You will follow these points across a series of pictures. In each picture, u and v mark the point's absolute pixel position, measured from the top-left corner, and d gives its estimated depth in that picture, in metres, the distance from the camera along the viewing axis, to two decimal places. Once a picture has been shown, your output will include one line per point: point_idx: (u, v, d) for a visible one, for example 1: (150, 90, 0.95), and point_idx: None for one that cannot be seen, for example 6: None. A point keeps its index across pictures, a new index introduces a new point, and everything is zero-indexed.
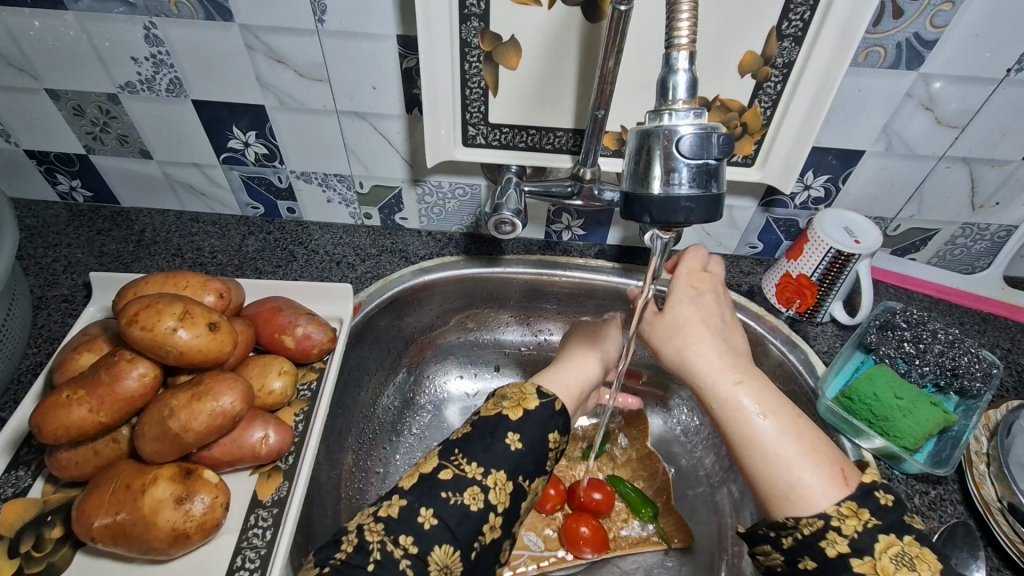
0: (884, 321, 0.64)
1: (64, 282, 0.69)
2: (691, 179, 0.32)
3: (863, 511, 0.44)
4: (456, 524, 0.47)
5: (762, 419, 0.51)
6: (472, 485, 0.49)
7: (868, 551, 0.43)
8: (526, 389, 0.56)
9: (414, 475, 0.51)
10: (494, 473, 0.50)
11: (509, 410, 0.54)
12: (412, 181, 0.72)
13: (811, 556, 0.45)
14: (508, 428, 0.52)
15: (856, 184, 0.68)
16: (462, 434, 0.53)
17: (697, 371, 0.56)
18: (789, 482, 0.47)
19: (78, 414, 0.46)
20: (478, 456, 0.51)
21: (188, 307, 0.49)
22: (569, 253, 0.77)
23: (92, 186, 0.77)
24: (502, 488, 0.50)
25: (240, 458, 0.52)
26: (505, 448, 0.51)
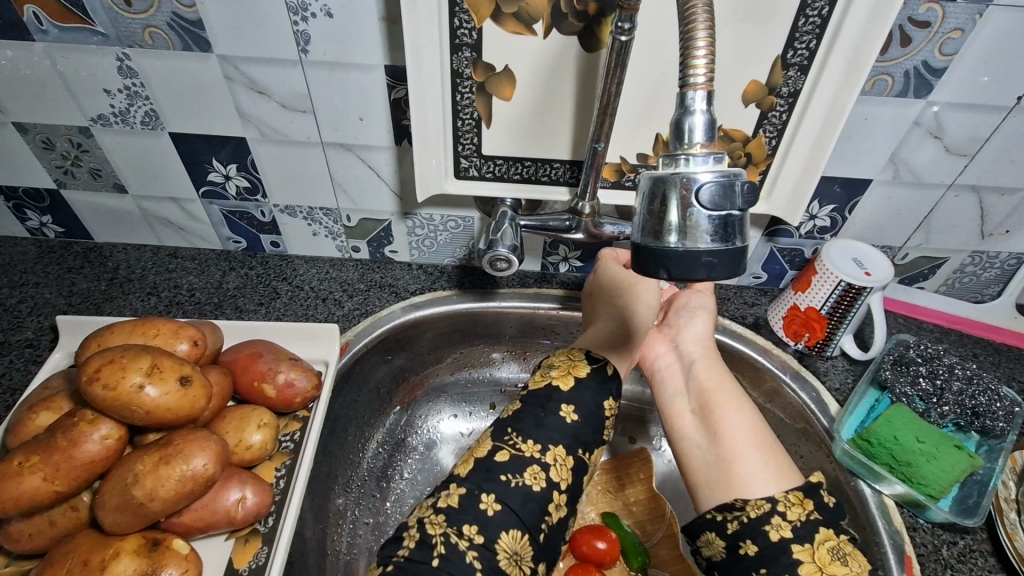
0: (898, 356, 0.61)
1: (29, 325, 0.65)
2: (711, 233, 0.29)
3: (809, 502, 0.46)
4: (523, 507, 0.46)
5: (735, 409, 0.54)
6: (532, 464, 0.48)
7: (808, 540, 0.44)
8: (574, 356, 0.56)
9: (470, 461, 0.49)
10: (552, 448, 0.49)
11: (559, 379, 0.53)
12: (401, 214, 0.69)
13: (754, 540, 0.45)
14: (560, 400, 0.52)
15: (863, 213, 0.65)
16: (513, 409, 0.52)
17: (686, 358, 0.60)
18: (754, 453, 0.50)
19: (30, 484, 0.42)
20: (535, 434, 0.49)
21: (157, 361, 0.45)
22: (566, 286, 0.74)
23: (63, 221, 0.73)
24: (561, 466, 0.49)
25: (214, 524, 0.47)
26: (560, 419, 0.51)
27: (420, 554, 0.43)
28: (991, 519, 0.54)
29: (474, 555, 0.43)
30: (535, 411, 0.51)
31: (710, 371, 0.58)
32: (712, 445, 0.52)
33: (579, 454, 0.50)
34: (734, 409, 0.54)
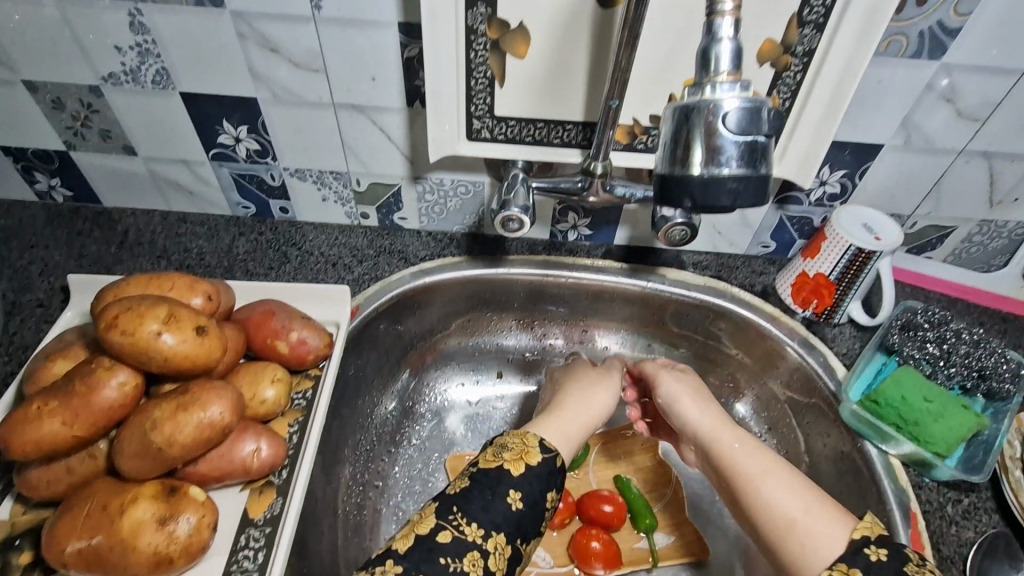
0: (905, 322, 0.61)
1: (40, 286, 0.65)
2: (737, 159, 0.34)
3: (855, 570, 0.42)
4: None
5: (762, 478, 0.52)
6: (472, 550, 0.44)
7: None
8: (527, 440, 0.52)
9: (409, 536, 0.45)
10: (495, 535, 0.46)
11: (509, 463, 0.50)
12: (412, 178, 0.69)
13: None
14: (509, 485, 0.48)
15: (874, 179, 0.65)
16: (460, 487, 0.48)
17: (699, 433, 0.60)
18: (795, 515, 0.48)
19: (49, 428, 0.42)
20: (479, 516, 0.46)
21: (174, 310, 0.45)
22: (575, 254, 0.74)
23: (72, 184, 0.73)
24: (501, 554, 0.45)
25: (230, 474, 0.48)
26: (505, 507, 0.47)
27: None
28: (996, 478, 0.55)
29: None
30: (482, 491, 0.47)
31: (715, 445, 0.57)
32: (758, 519, 0.50)
33: (517, 546, 0.47)
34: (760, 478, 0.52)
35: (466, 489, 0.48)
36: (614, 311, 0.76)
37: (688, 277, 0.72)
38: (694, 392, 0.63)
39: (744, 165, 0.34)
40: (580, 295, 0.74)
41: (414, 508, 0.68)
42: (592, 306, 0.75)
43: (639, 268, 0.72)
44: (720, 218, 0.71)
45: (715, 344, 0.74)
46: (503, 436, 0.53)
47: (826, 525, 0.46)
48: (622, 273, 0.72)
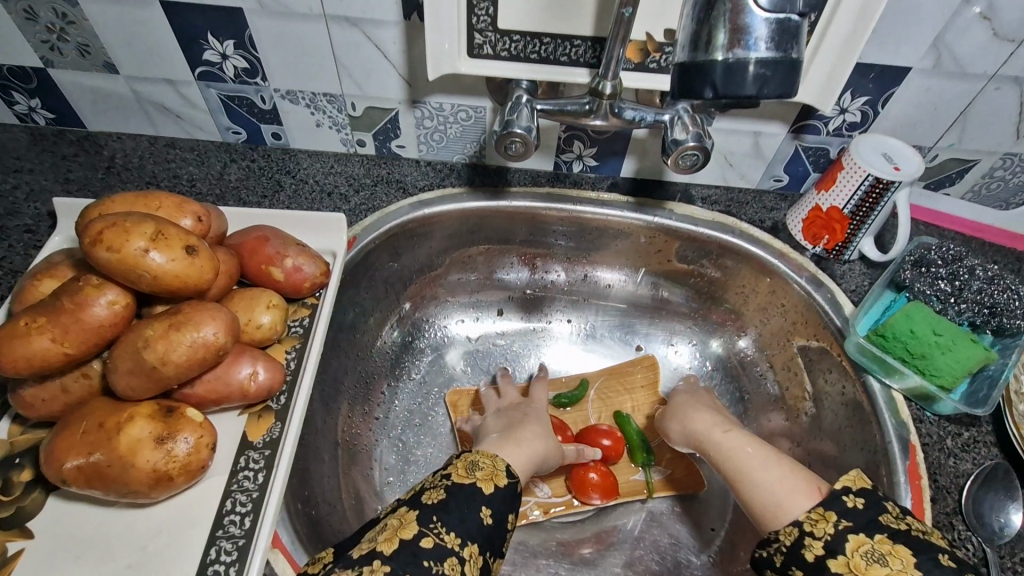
0: (918, 257, 0.60)
1: (26, 211, 0.63)
2: (769, 42, 0.38)
3: (832, 514, 0.45)
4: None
5: (755, 456, 0.54)
6: (449, 557, 0.43)
7: (842, 551, 0.42)
8: (498, 463, 0.51)
9: (393, 539, 0.43)
10: (470, 544, 0.44)
11: (481, 482, 0.48)
12: (409, 101, 0.65)
13: (797, 565, 0.44)
14: (481, 502, 0.47)
15: (897, 107, 0.62)
16: (436, 497, 0.46)
17: (699, 435, 0.61)
18: (771, 504, 0.49)
19: (39, 345, 0.41)
20: (456, 525, 0.44)
21: (161, 228, 0.43)
22: (580, 186, 0.71)
23: (54, 106, 0.70)
24: (474, 562, 0.44)
25: (227, 397, 0.47)
26: (477, 520, 0.46)
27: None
28: (999, 413, 0.54)
29: None
30: (459, 503, 0.46)
31: (710, 446, 0.59)
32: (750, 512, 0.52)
33: (487, 558, 0.45)
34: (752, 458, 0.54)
35: (442, 502, 0.46)
36: (618, 246, 0.74)
37: (696, 212, 0.70)
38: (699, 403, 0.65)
39: (774, 48, 0.38)
40: (584, 229, 0.72)
41: (414, 439, 0.69)
42: (596, 241, 0.73)
43: (645, 202, 0.70)
44: (732, 149, 0.67)
45: (721, 281, 0.73)
46: (472, 455, 0.51)
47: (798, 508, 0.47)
48: (628, 207, 0.70)
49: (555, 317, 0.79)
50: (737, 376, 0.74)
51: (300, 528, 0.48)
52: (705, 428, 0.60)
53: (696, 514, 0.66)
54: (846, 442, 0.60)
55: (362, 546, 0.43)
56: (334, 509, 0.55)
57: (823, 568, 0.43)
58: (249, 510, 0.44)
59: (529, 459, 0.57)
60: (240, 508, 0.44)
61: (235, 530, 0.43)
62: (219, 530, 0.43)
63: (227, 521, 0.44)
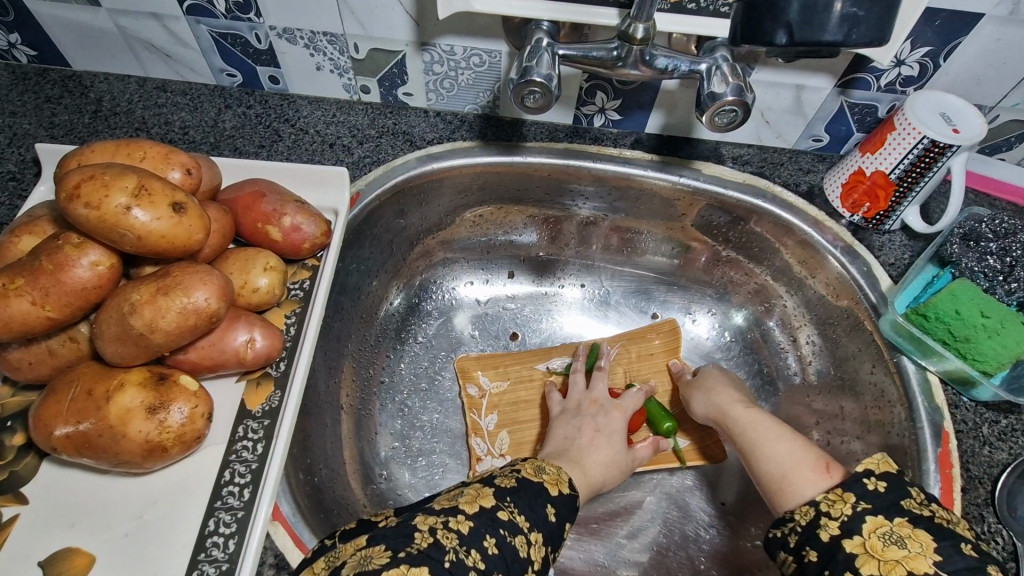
0: (968, 230, 0.54)
1: (10, 157, 0.59)
2: None
3: (850, 494, 0.42)
4: (515, 562, 0.39)
5: (769, 432, 0.52)
6: (519, 534, 0.40)
7: (858, 532, 0.40)
8: (561, 472, 0.49)
9: (474, 502, 0.41)
10: (536, 531, 0.42)
11: (547, 484, 0.46)
12: (418, 44, 0.60)
13: (812, 545, 0.41)
14: (547, 500, 0.45)
15: (961, 60, 0.55)
16: (510, 482, 0.44)
17: (721, 405, 0.59)
18: (775, 475, 0.48)
19: (18, 307, 0.38)
20: (528, 510, 0.42)
21: (144, 182, 0.40)
22: (601, 142, 0.65)
23: (35, 42, 0.65)
24: (538, 548, 0.41)
25: (223, 364, 0.45)
26: (544, 516, 0.43)
27: (432, 551, 0.36)
28: None
29: None
30: (529, 493, 0.44)
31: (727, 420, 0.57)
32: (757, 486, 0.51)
33: (549, 553, 0.42)
34: (765, 433, 0.52)
35: (515, 487, 0.44)
36: (640, 209, 0.69)
37: (725, 172, 0.64)
38: (716, 383, 0.62)
39: None
40: (603, 190, 0.67)
41: (420, 405, 0.67)
42: (616, 203, 0.68)
43: (671, 161, 0.64)
44: (771, 104, 0.61)
45: (747, 250, 0.69)
46: (537, 459, 0.50)
47: (801, 479, 0.46)
48: (652, 165, 0.64)
49: (567, 281, 0.76)
50: (757, 348, 0.71)
51: (302, 498, 0.47)
52: (727, 402, 0.58)
53: (708, 488, 0.65)
54: (871, 423, 0.57)
55: (444, 500, 0.42)
56: (336, 477, 0.54)
57: (836, 548, 0.40)
58: (248, 481, 0.43)
59: (591, 484, 0.54)
60: (239, 479, 0.43)
61: (233, 502, 0.42)
62: (217, 501, 0.42)
63: (225, 492, 0.42)
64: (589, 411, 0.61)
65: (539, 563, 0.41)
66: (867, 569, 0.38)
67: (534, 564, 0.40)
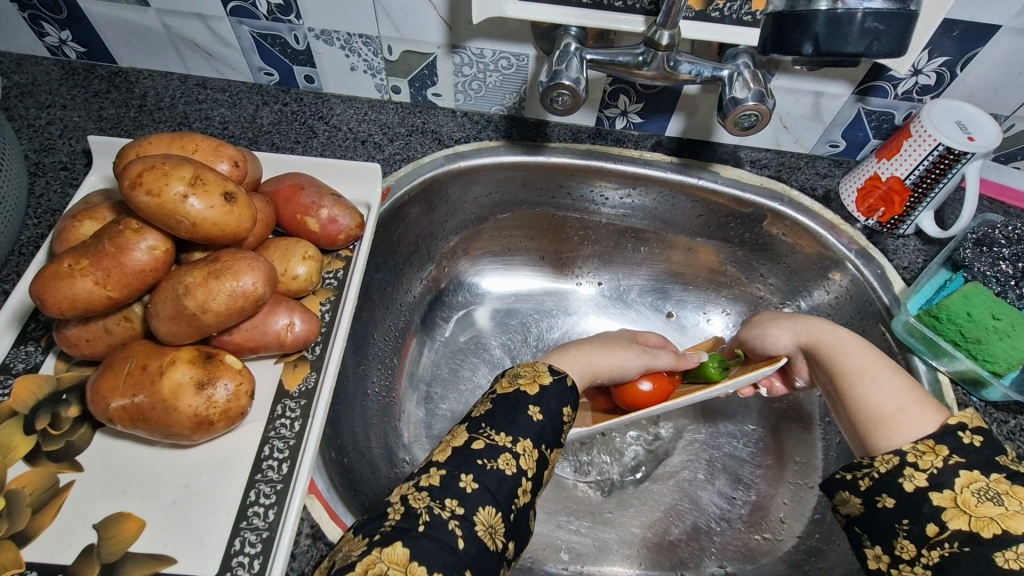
0: (982, 235, 0.56)
1: (61, 148, 0.62)
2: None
3: (943, 448, 0.41)
4: (498, 487, 0.41)
5: (881, 361, 0.50)
6: (504, 454, 0.43)
7: (949, 486, 0.40)
8: (538, 366, 0.50)
9: (447, 449, 0.43)
10: (522, 440, 0.44)
11: (526, 386, 0.47)
12: (448, 46, 0.62)
13: (890, 493, 0.42)
14: (528, 402, 0.46)
15: (978, 70, 0.57)
16: (483, 408, 0.46)
17: (815, 325, 0.56)
18: (887, 409, 0.46)
19: (83, 286, 0.41)
20: (507, 427, 0.44)
21: (199, 172, 0.42)
22: (623, 144, 0.67)
23: (85, 39, 0.68)
24: (529, 457, 0.43)
25: (264, 346, 0.47)
26: (527, 420, 0.45)
27: (405, 521, 0.38)
28: None
29: (456, 524, 0.38)
30: (504, 409, 0.46)
31: (819, 351, 0.55)
32: (850, 423, 0.49)
33: (542, 451, 0.45)
34: (876, 363, 0.50)
35: (489, 411, 0.46)
36: (658, 210, 0.71)
37: (743, 175, 0.66)
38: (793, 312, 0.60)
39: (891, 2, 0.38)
40: (624, 190, 0.69)
41: (441, 394, 0.70)
42: (635, 203, 0.71)
43: (691, 163, 0.66)
44: (790, 109, 0.63)
45: (764, 252, 0.70)
46: (513, 369, 0.51)
47: (919, 418, 0.45)
48: (672, 168, 0.66)
49: (585, 279, 0.79)
50: None
51: (334, 477, 0.49)
52: (825, 325, 0.56)
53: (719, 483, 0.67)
54: None
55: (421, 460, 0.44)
56: (364, 459, 0.56)
57: (922, 501, 0.40)
58: (286, 456, 0.45)
59: (583, 363, 0.55)
60: (278, 454, 0.45)
61: (273, 475, 0.44)
62: (257, 474, 0.44)
63: (265, 466, 0.45)
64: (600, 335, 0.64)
65: (533, 468, 0.43)
66: (956, 522, 0.39)
67: (527, 472, 0.43)
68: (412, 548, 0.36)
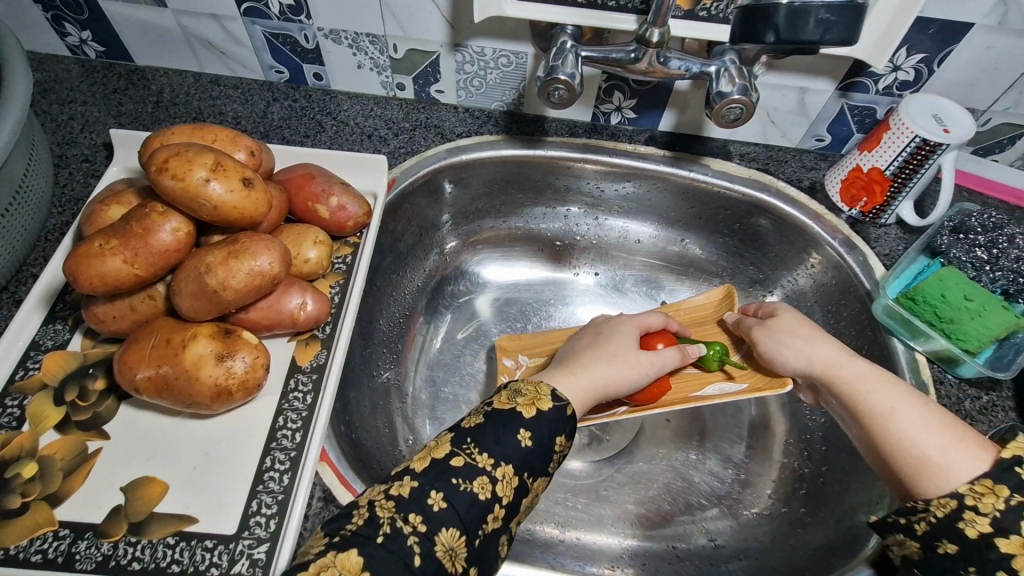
0: (958, 223, 0.59)
1: (83, 142, 0.66)
2: None
3: (1002, 489, 0.42)
4: (467, 510, 0.41)
5: (905, 395, 0.49)
6: (481, 476, 0.42)
7: (1014, 530, 0.41)
8: (541, 388, 0.49)
9: (426, 458, 0.43)
10: (504, 465, 0.44)
11: (522, 407, 0.47)
12: (451, 45, 0.65)
13: (951, 539, 0.42)
14: (520, 423, 0.46)
15: (954, 66, 0.60)
16: (474, 422, 0.46)
17: (829, 357, 0.54)
18: (929, 449, 0.46)
19: (112, 265, 0.44)
20: (491, 447, 0.44)
21: (220, 159, 0.45)
22: (618, 138, 0.71)
23: (104, 38, 0.71)
24: (507, 483, 0.43)
25: (278, 324, 0.50)
26: (514, 442, 0.45)
27: (366, 529, 0.39)
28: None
29: (415, 541, 0.39)
30: (495, 426, 0.45)
31: (837, 383, 0.53)
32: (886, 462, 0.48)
33: (524, 478, 0.44)
34: (901, 397, 0.49)
35: (479, 426, 0.45)
36: (651, 201, 0.74)
37: (733, 168, 0.69)
38: (813, 330, 0.57)
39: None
40: (619, 183, 0.72)
41: (444, 378, 0.72)
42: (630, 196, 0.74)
43: (683, 156, 0.69)
44: (776, 104, 0.66)
45: (753, 243, 0.73)
46: (515, 382, 0.50)
47: (963, 456, 0.44)
48: (665, 161, 0.69)
49: (582, 268, 0.81)
50: None
51: (343, 447, 0.52)
52: (839, 356, 0.54)
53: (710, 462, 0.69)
54: None
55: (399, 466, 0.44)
56: (371, 435, 0.59)
57: (986, 545, 0.41)
58: (299, 426, 0.48)
59: (585, 387, 0.53)
60: (291, 424, 0.48)
61: (287, 443, 0.47)
62: (273, 442, 0.47)
63: (280, 435, 0.48)
64: (597, 333, 0.61)
65: (508, 496, 0.43)
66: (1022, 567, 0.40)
67: (501, 501, 0.42)
68: (367, 557, 0.37)
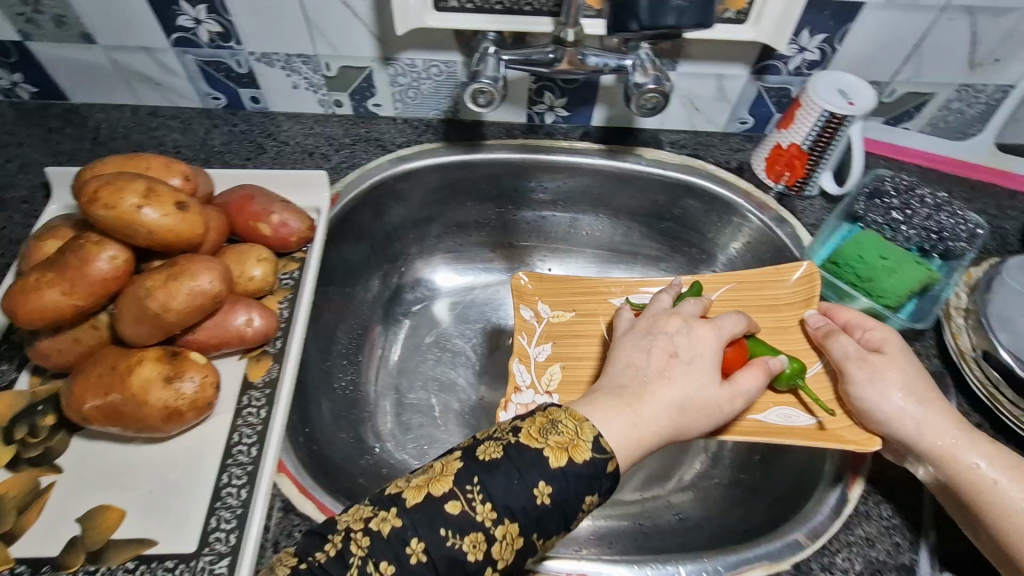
0: (873, 190, 0.64)
1: (21, 183, 0.66)
2: None
3: None
4: (447, 569, 0.38)
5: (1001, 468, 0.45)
6: (475, 532, 0.39)
7: None
8: (583, 428, 0.43)
9: (423, 490, 0.40)
10: (508, 523, 0.39)
11: (552, 450, 0.41)
12: (383, 59, 0.67)
13: None
14: (541, 475, 0.40)
15: (854, 43, 0.64)
16: (493, 455, 0.41)
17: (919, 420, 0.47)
18: None
19: (51, 298, 0.44)
20: (496, 494, 0.40)
21: (153, 185, 0.46)
22: (554, 137, 0.73)
23: (36, 79, 0.71)
24: (506, 544, 0.39)
25: (227, 342, 0.51)
26: (528, 497, 0.40)
27: (332, 565, 0.37)
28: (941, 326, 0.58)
29: None
30: (509, 471, 0.40)
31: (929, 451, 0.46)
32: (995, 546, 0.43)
33: (529, 539, 0.40)
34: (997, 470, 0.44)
35: (495, 463, 0.41)
36: (593, 194, 0.76)
37: (663, 156, 0.72)
38: (910, 379, 0.49)
39: None
40: (559, 179, 0.75)
41: (408, 385, 0.73)
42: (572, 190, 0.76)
43: (617, 149, 0.72)
44: (698, 92, 0.70)
45: (690, 227, 0.76)
46: (554, 410, 0.44)
47: None
48: (600, 154, 0.72)
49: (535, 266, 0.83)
50: None
51: (303, 457, 0.53)
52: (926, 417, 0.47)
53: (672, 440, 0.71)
54: None
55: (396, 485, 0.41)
56: (334, 445, 0.60)
57: None
58: (255, 440, 0.49)
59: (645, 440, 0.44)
60: (246, 439, 0.49)
61: (243, 458, 0.48)
62: (229, 459, 0.48)
63: (236, 451, 0.48)
64: (672, 346, 0.49)
65: (502, 558, 0.39)
66: None
67: (496, 563, 0.39)
68: None
